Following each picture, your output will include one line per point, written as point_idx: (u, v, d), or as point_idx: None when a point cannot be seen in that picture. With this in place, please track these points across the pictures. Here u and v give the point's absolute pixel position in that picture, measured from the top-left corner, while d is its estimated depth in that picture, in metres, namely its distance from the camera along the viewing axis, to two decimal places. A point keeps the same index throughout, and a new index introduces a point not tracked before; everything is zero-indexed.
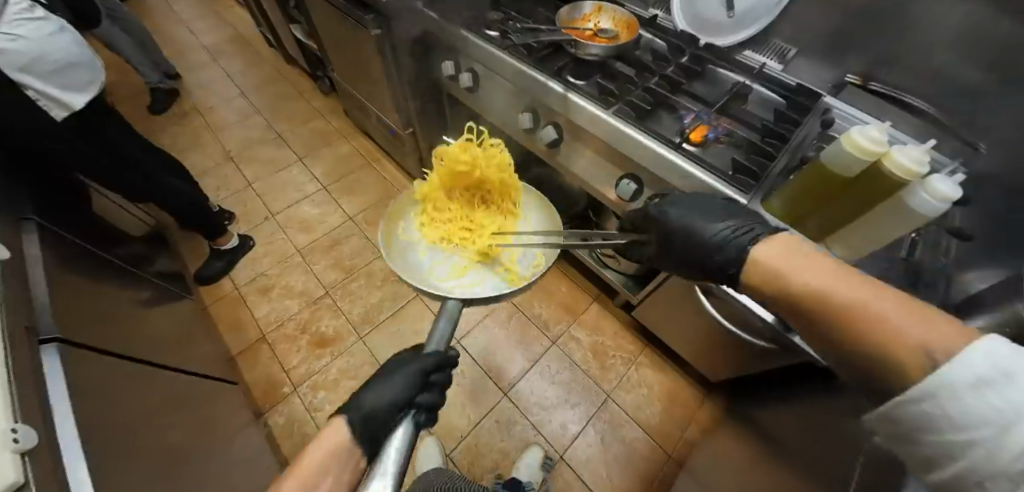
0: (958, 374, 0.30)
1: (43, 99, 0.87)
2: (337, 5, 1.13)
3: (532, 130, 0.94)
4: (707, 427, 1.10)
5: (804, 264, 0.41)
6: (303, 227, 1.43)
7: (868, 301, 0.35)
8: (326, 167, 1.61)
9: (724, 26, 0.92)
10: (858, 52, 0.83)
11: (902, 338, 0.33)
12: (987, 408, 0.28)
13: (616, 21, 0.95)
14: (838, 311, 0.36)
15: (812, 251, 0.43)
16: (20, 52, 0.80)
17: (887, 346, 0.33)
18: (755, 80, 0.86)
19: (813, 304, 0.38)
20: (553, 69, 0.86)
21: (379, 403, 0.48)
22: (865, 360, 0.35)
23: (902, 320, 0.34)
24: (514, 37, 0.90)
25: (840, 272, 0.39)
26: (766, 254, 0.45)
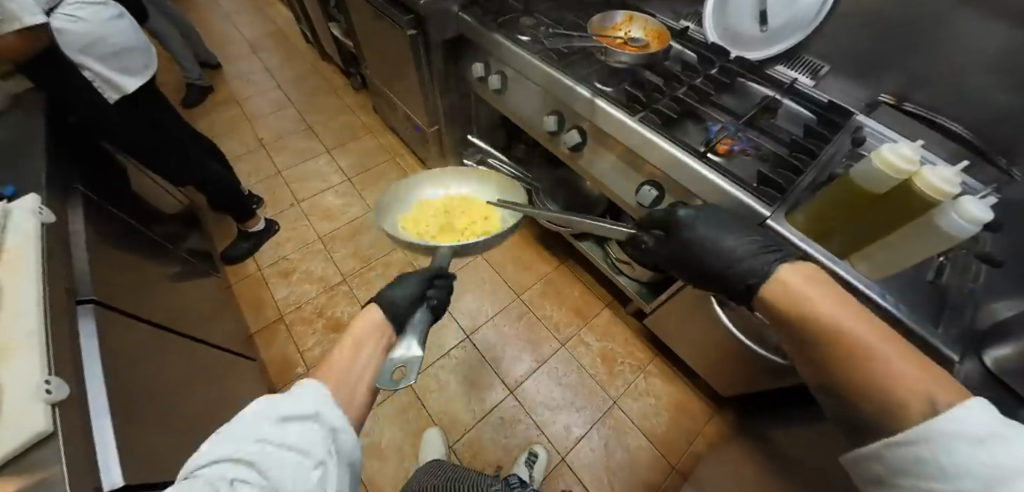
0: (950, 428, 0.30)
1: (99, 80, 0.94)
2: (375, 4, 1.18)
3: (557, 133, 0.95)
4: (714, 442, 1.08)
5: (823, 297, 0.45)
6: (326, 215, 1.47)
7: (892, 356, 0.37)
8: (352, 159, 1.66)
9: (756, 40, 0.92)
10: (893, 72, 0.82)
11: (906, 384, 0.35)
12: (971, 463, 0.28)
13: (647, 30, 0.96)
14: (851, 346, 0.39)
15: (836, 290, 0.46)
16: (80, 34, 0.89)
17: (889, 386, 0.36)
18: (785, 96, 0.85)
19: (828, 335, 0.41)
20: (583, 74, 0.87)
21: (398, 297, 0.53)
22: (862, 395, 0.37)
23: (902, 368, 0.36)
24: (546, 41, 0.92)
25: (863, 317, 0.41)
26: (791, 279, 0.49)
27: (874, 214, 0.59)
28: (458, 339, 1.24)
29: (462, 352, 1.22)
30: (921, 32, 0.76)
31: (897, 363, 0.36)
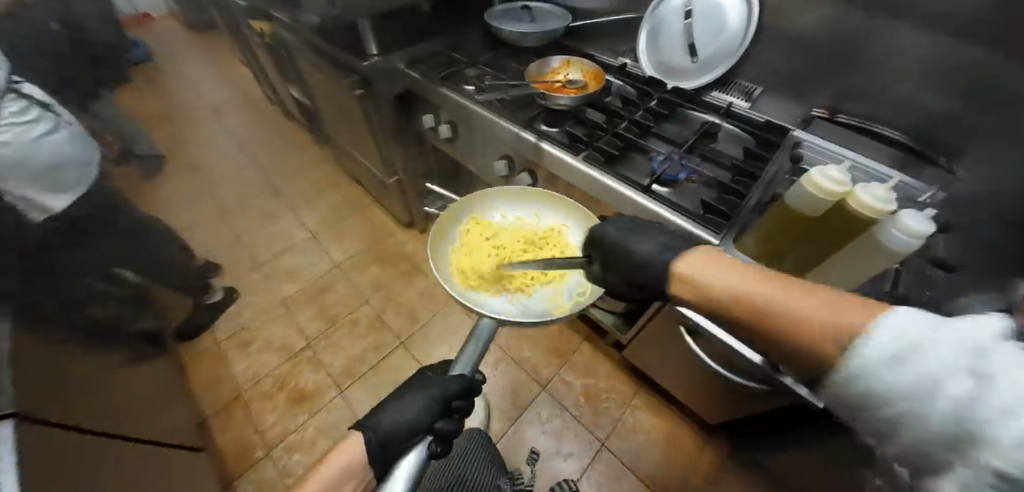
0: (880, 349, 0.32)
1: (20, 206, 0.79)
2: (321, 65, 1.19)
3: (509, 176, 0.95)
4: (709, 475, 1.03)
5: (735, 280, 0.40)
6: (288, 276, 1.42)
7: (800, 313, 0.36)
8: (314, 214, 1.63)
9: (689, 70, 0.95)
10: (821, 88, 0.85)
11: (830, 327, 0.34)
12: (916, 376, 0.31)
13: (584, 71, 0.99)
14: (779, 323, 0.37)
15: (725, 259, 0.43)
16: (6, 158, 0.76)
17: (811, 334, 0.35)
18: (727, 121, 0.88)
19: (748, 310, 0.39)
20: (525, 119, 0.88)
21: (398, 423, 0.57)
22: (803, 350, 0.36)
23: (856, 317, 0.34)
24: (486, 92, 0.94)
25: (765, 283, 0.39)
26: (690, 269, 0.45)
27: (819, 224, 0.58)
28: None
29: None
30: (844, 48, 0.80)
31: (855, 320, 0.34)
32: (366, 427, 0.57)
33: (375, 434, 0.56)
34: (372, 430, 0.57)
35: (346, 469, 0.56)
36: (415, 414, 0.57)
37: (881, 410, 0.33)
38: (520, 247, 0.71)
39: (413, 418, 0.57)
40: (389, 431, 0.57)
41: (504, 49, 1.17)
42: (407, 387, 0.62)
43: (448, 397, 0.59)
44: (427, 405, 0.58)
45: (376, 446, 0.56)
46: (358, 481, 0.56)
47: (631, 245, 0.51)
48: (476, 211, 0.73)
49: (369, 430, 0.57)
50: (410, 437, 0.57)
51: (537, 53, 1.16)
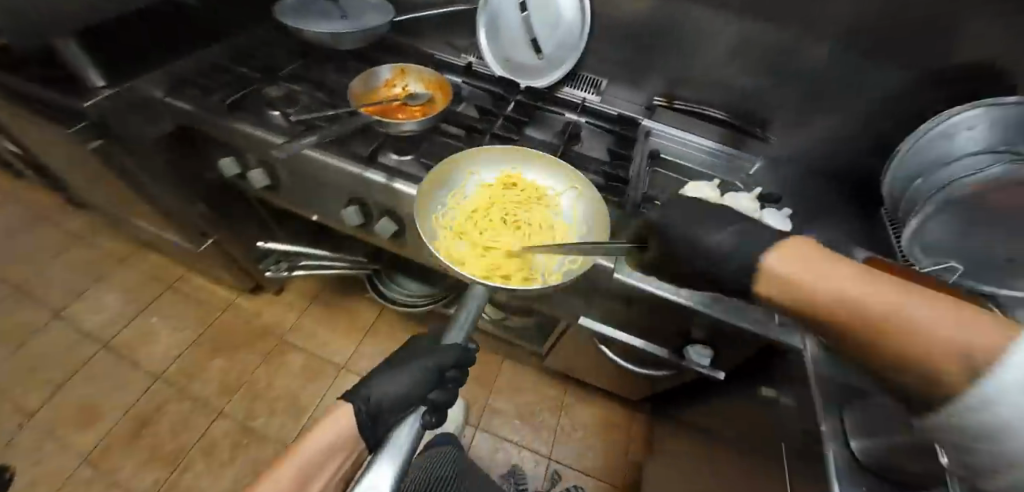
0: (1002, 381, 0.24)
1: None
2: (23, 113, 0.77)
3: (367, 225, 0.78)
4: (646, 445, 1.09)
5: (843, 290, 0.29)
6: (82, 419, 0.98)
7: (906, 324, 0.26)
8: (101, 312, 1.15)
9: (538, 68, 0.94)
10: (654, 75, 0.92)
11: (946, 350, 0.25)
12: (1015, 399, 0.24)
13: (426, 81, 0.86)
14: (866, 327, 0.28)
15: (827, 256, 0.31)
16: None
17: (921, 360, 0.26)
18: (580, 114, 0.91)
19: (840, 321, 0.29)
20: (365, 154, 0.71)
21: (386, 395, 0.51)
22: (901, 377, 0.28)
23: (953, 336, 0.25)
24: (306, 120, 0.75)
25: (867, 278, 0.29)
26: (789, 269, 0.32)
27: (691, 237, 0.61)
28: None
29: None
30: (664, 37, 0.87)
31: (954, 340, 0.25)
32: (358, 398, 0.50)
33: (368, 406, 0.50)
34: (365, 401, 0.51)
35: (340, 442, 0.47)
36: (403, 386, 0.52)
37: (962, 420, 0.26)
38: (519, 217, 0.65)
39: (403, 391, 0.52)
40: (382, 400, 0.51)
41: (320, 61, 0.95)
42: (402, 357, 0.57)
43: (443, 369, 0.54)
44: (412, 374, 0.53)
45: (369, 422, 0.50)
46: (351, 451, 0.48)
47: (701, 235, 0.41)
48: (468, 172, 0.67)
49: (361, 402, 0.50)
50: (402, 407, 0.51)
51: (364, 60, 0.97)
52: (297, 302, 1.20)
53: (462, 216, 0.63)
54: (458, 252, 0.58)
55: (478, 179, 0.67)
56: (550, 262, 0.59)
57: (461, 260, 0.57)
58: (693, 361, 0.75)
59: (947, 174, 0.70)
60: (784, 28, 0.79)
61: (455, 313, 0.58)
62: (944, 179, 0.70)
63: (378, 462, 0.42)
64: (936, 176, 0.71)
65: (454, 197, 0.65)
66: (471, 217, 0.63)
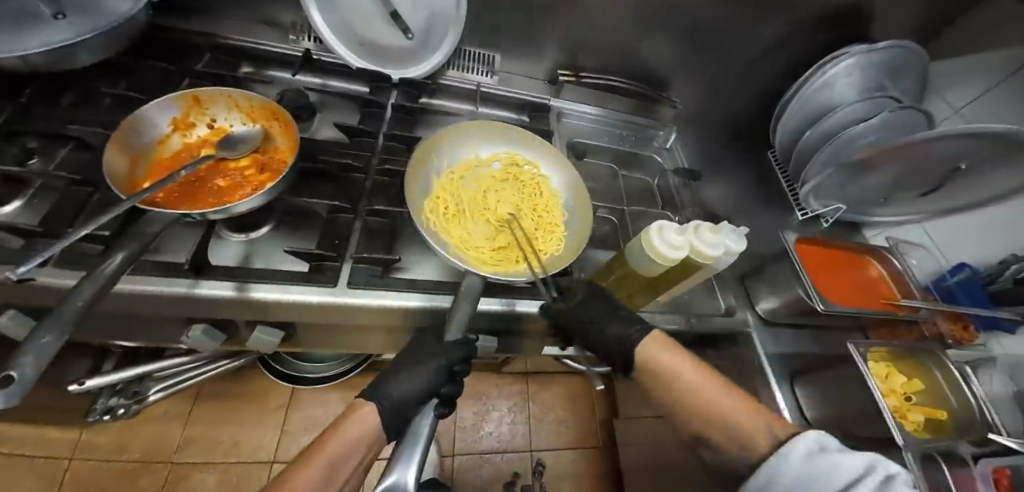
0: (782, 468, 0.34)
1: None
2: None
3: (235, 336, 0.60)
4: (608, 401, 1.18)
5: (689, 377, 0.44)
6: None
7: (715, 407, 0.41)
8: None
9: (408, 50, 0.72)
10: (548, 41, 0.79)
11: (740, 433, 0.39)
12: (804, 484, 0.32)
13: (243, 108, 0.58)
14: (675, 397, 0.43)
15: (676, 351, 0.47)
16: None
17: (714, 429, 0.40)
18: (479, 106, 0.77)
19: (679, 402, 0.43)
20: (186, 262, 0.51)
21: (404, 392, 0.46)
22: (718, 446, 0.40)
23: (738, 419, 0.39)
24: (60, 230, 0.48)
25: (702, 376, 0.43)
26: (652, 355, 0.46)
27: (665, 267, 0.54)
28: None
29: None
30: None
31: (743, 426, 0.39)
32: (380, 393, 0.46)
33: (390, 403, 0.45)
34: (385, 398, 0.46)
35: (364, 436, 0.42)
36: (427, 382, 0.48)
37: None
38: (517, 204, 0.64)
39: (424, 387, 0.48)
40: (400, 396, 0.46)
41: (52, 96, 0.59)
42: (415, 352, 0.50)
43: (452, 366, 0.50)
44: (433, 370, 0.49)
45: (389, 415, 0.45)
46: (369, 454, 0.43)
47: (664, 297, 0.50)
48: (469, 145, 0.68)
49: (385, 398, 0.46)
50: (418, 405, 0.48)
51: (136, 81, 0.63)
52: (181, 409, 0.93)
53: (456, 223, 0.59)
54: (501, 267, 0.54)
55: (437, 177, 0.63)
56: (534, 255, 0.58)
57: (504, 267, 0.55)
58: None
59: (831, 123, 0.73)
60: None
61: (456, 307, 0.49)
62: (830, 127, 0.74)
63: (405, 454, 0.45)
64: (821, 127, 0.74)
65: (450, 165, 0.65)
66: (464, 221, 0.60)
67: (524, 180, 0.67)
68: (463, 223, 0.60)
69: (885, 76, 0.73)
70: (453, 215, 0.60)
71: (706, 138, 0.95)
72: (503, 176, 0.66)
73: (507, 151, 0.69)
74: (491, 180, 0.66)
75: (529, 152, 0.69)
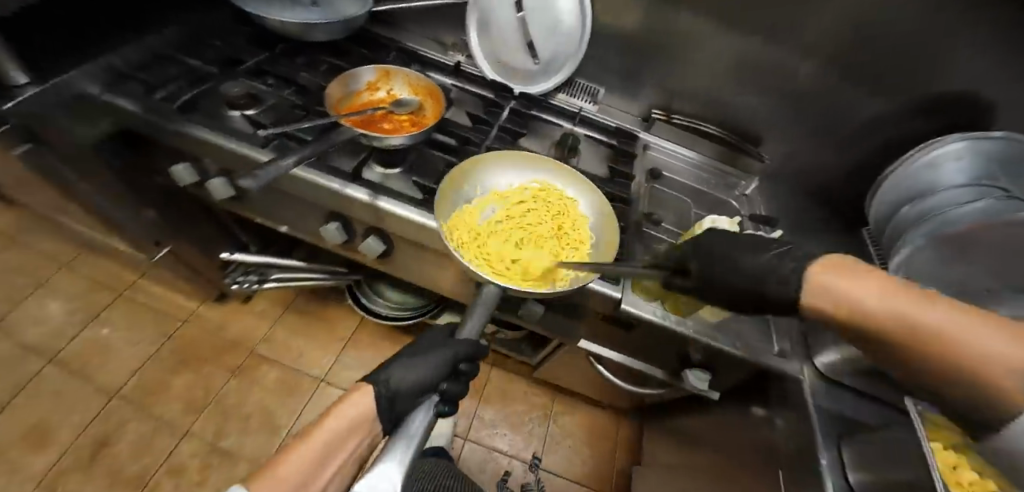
0: None
1: None
2: None
3: (351, 241, 0.75)
4: (632, 447, 1.13)
5: (854, 298, 0.33)
6: (24, 447, 0.88)
7: (980, 353, 0.26)
8: (41, 328, 1.03)
9: (533, 73, 0.90)
10: (647, 83, 0.92)
11: (989, 366, 0.26)
12: None
13: (413, 85, 0.78)
14: (930, 357, 0.29)
15: (864, 282, 0.33)
16: None
17: (943, 352, 0.28)
18: (575, 124, 0.89)
19: (873, 330, 0.32)
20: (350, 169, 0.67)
21: (402, 382, 0.49)
22: (954, 388, 0.28)
23: (976, 339, 0.27)
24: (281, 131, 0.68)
25: (911, 303, 0.30)
26: (828, 281, 0.36)
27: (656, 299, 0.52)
28: None
29: None
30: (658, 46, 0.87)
31: (983, 341, 0.26)
32: (380, 380, 0.49)
33: (387, 390, 0.48)
34: (384, 384, 0.49)
35: (360, 418, 0.48)
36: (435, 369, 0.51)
37: None
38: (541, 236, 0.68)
39: (425, 380, 0.50)
40: (400, 387, 0.49)
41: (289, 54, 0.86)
42: (422, 347, 0.54)
43: (457, 360, 0.52)
44: (438, 363, 0.51)
45: (385, 403, 0.48)
46: (366, 435, 0.50)
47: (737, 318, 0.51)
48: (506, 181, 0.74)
49: (382, 384, 0.49)
50: (418, 397, 0.51)
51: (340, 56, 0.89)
52: (271, 315, 1.13)
53: (480, 243, 0.65)
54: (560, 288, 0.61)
55: (471, 203, 0.70)
56: (546, 279, 0.61)
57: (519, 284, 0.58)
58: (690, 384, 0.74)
59: (929, 202, 0.73)
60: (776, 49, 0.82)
61: (470, 313, 0.55)
62: (929, 206, 0.73)
63: (395, 447, 0.45)
64: (920, 205, 0.74)
65: (486, 194, 0.72)
66: (487, 243, 0.65)
67: (555, 212, 0.71)
68: (486, 244, 0.65)
69: (1002, 167, 0.70)
70: (477, 237, 0.66)
71: (794, 206, 0.96)
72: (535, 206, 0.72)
73: (541, 187, 0.74)
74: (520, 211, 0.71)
75: (544, 177, 0.75)
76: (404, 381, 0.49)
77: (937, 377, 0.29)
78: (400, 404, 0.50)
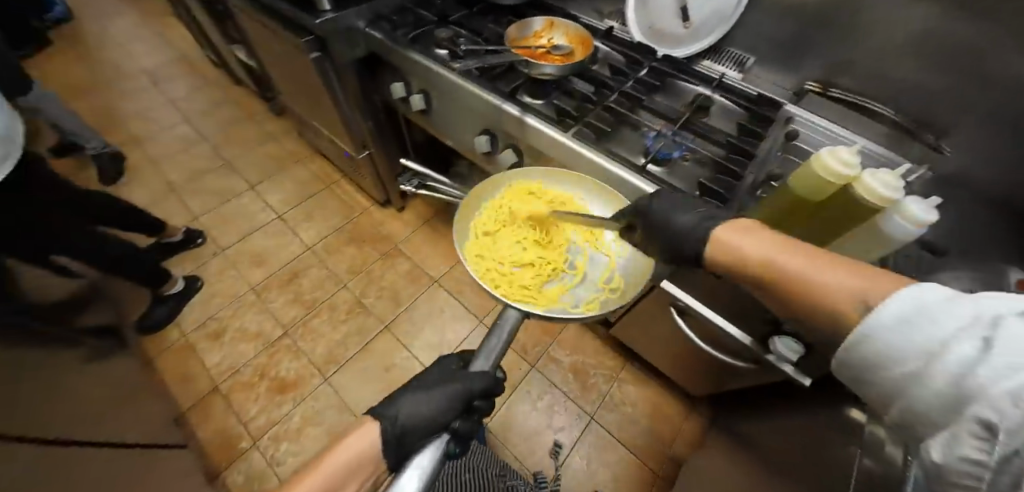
0: (880, 320, 0.31)
1: None
2: (267, 22, 1.03)
3: (491, 152, 0.89)
4: (693, 442, 1.08)
5: (771, 251, 0.39)
6: (258, 261, 1.34)
7: (837, 283, 0.34)
8: (282, 193, 1.52)
9: (681, 38, 0.90)
10: (812, 58, 0.81)
11: (840, 295, 0.34)
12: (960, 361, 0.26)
13: (570, 36, 0.90)
14: (791, 288, 0.37)
15: (757, 232, 0.42)
16: None
17: (818, 292, 0.35)
18: (713, 89, 0.83)
19: (768, 277, 0.39)
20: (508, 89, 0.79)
21: (410, 415, 0.48)
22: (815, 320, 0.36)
23: (830, 274, 0.35)
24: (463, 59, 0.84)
25: (788, 250, 0.38)
26: (725, 237, 0.45)
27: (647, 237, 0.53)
28: None
29: None
30: (836, 14, 0.74)
31: (835, 277, 0.34)
32: (386, 414, 0.48)
33: (395, 424, 0.47)
34: (391, 419, 0.48)
35: (363, 458, 0.45)
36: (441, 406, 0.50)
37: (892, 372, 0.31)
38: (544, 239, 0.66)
39: (433, 413, 0.49)
40: (410, 421, 0.48)
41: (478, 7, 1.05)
42: (430, 382, 0.54)
43: (470, 398, 0.51)
44: (446, 398, 0.50)
45: (391, 439, 0.46)
46: (371, 475, 0.46)
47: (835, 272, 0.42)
48: (463, 224, 0.64)
49: (387, 419, 0.48)
50: (427, 437, 0.48)
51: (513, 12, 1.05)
52: (413, 223, 1.43)
53: (508, 279, 0.59)
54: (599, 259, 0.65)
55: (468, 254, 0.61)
56: (580, 269, 0.63)
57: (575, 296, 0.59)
58: (778, 355, 0.67)
59: None
60: (991, 21, 0.61)
61: (487, 340, 0.50)
62: None
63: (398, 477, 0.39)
64: None
65: (469, 238, 0.63)
66: (512, 274, 0.60)
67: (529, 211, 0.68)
68: (512, 275, 0.60)
69: None
70: (501, 278, 0.59)
71: None
72: (515, 216, 0.67)
73: (488, 207, 0.67)
74: (507, 231, 0.66)
75: (487, 192, 0.68)
76: (414, 412, 0.48)
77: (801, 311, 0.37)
78: (415, 438, 0.47)
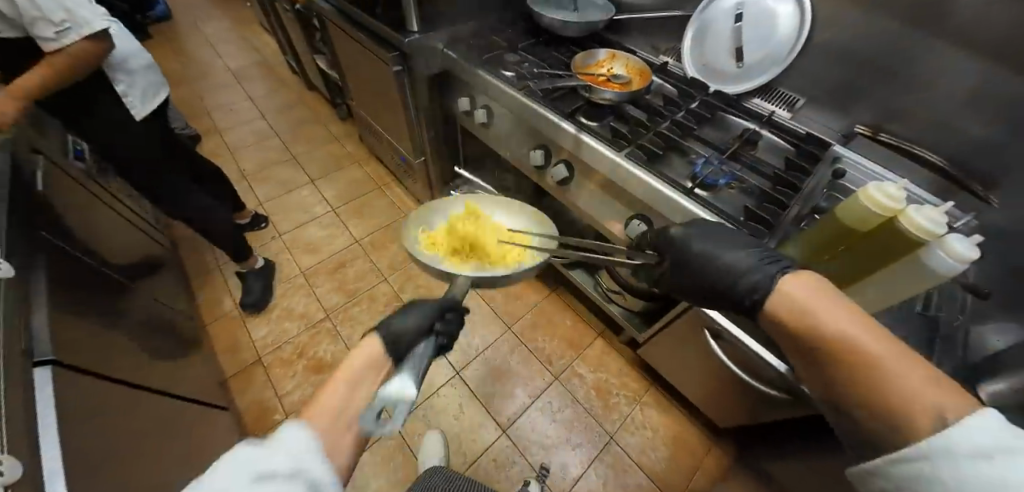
0: (955, 442, 0.30)
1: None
2: (356, 36, 1.16)
3: (543, 166, 0.95)
4: (714, 477, 1.05)
5: (846, 323, 0.39)
6: (309, 248, 1.44)
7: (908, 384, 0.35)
8: (337, 189, 1.64)
9: (730, 74, 0.94)
10: (864, 104, 0.84)
11: (916, 401, 0.33)
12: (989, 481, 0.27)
13: (629, 67, 0.98)
14: (850, 361, 0.38)
15: (835, 300, 0.42)
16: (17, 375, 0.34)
17: (874, 375, 0.36)
18: (762, 124, 0.87)
19: (830, 347, 0.39)
20: (567, 110, 0.87)
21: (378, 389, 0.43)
22: (873, 417, 0.36)
23: (906, 375, 0.35)
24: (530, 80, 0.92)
25: (860, 321, 0.40)
26: (798, 293, 0.45)
27: (674, 239, 0.59)
28: (447, 375, 1.22)
29: (451, 390, 1.19)
30: (889, 65, 0.79)
31: (910, 376, 0.35)
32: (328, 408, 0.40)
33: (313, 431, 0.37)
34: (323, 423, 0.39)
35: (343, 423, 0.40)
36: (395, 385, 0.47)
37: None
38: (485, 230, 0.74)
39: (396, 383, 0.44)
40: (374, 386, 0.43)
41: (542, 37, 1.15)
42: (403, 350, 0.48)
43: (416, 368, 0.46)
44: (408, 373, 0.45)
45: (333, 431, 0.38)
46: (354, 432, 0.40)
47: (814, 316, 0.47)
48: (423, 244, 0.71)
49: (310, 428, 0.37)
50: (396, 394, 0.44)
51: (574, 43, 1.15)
52: None
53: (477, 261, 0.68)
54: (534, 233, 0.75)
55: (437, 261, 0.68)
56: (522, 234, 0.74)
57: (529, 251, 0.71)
58: None
59: None
60: None
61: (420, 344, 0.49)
62: None
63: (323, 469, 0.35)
64: None
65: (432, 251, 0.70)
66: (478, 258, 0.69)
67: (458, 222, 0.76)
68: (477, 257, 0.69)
69: None
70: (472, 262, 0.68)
71: None
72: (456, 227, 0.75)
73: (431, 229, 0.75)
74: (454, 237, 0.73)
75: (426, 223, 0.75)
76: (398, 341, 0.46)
77: (856, 391, 0.37)
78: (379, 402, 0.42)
